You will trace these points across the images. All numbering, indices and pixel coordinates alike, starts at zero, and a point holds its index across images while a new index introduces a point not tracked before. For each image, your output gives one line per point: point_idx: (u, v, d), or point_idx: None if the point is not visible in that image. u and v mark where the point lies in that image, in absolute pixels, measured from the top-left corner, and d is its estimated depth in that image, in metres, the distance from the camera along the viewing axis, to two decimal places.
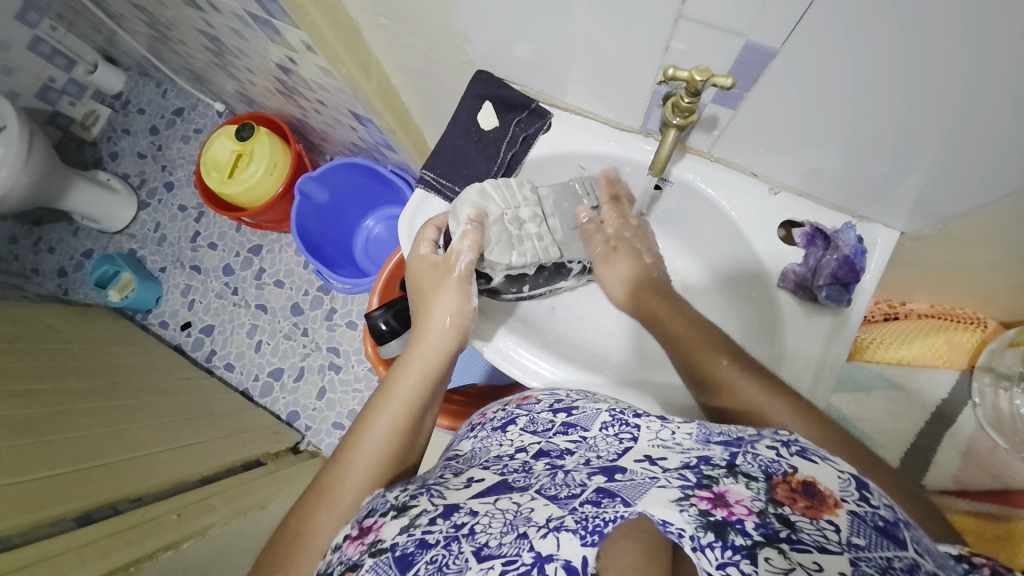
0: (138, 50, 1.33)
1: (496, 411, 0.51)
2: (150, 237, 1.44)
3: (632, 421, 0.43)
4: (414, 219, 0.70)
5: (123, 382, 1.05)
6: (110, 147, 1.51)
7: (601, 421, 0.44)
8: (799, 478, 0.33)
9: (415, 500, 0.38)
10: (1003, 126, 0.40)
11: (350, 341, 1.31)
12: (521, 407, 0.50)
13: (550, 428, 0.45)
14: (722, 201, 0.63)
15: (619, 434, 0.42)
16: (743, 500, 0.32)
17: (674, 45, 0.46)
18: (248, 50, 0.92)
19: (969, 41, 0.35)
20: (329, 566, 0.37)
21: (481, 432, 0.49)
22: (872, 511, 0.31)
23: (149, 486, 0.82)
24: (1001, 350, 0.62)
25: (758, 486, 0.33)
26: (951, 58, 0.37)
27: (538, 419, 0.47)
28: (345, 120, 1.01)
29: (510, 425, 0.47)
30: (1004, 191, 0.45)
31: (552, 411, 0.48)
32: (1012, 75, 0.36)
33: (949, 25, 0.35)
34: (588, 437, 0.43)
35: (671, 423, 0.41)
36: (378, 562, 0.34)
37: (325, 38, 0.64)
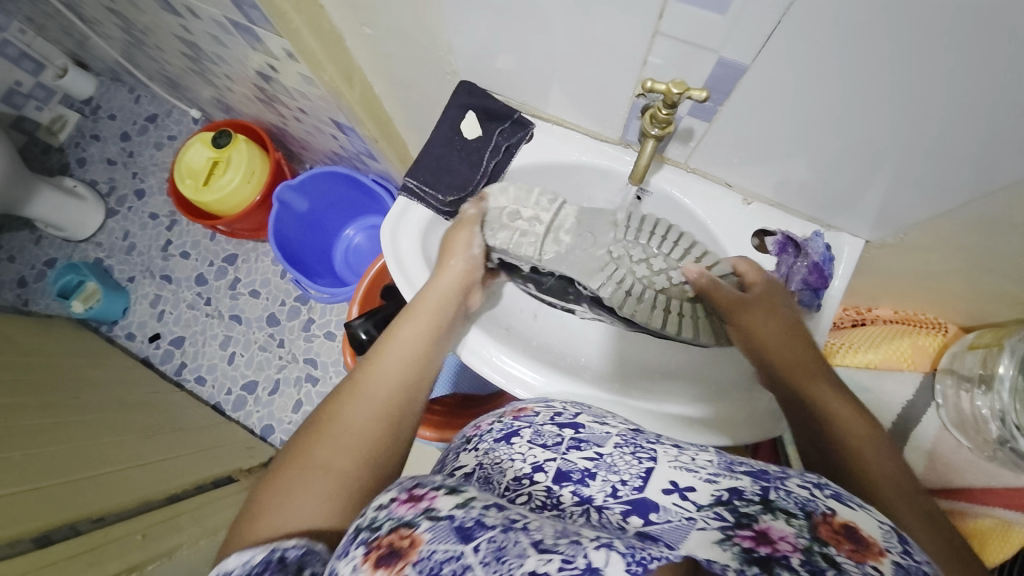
0: (112, 55, 1.30)
1: (493, 424, 0.43)
2: (118, 246, 1.39)
3: (647, 444, 0.38)
4: (397, 223, 0.69)
5: (86, 398, 1.00)
6: (79, 153, 1.46)
7: (614, 440, 0.38)
8: (840, 520, 0.31)
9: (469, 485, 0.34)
10: (957, 141, 0.43)
11: (328, 352, 1.29)
12: (521, 419, 0.42)
13: (561, 444, 0.38)
14: (698, 211, 0.65)
15: (637, 454, 0.37)
16: (786, 537, 0.30)
17: (651, 60, 0.48)
18: (227, 57, 0.91)
19: (924, 59, 0.38)
20: (374, 524, 0.32)
21: (480, 446, 0.41)
22: (916, 565, 0.29)
23: (114, 503, 0.78)
24: (962, 353, 0.64)
25: (799, 522, 0.30)
26: (907, 75, 0.39)
27: (544, 433, 0.40)
28: (326, 128, 1.00)
29: (514, 438, 0.40)
30: (959, 201, 0.48)
31: (557, 424, 0.41)
32: (960, 93, 0.39)
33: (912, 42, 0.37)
34: (604, 455, 0.37)
35: (688, 450, 0.37)
36: (436, 527, 0.29)
37: (307, 45, 0.64)
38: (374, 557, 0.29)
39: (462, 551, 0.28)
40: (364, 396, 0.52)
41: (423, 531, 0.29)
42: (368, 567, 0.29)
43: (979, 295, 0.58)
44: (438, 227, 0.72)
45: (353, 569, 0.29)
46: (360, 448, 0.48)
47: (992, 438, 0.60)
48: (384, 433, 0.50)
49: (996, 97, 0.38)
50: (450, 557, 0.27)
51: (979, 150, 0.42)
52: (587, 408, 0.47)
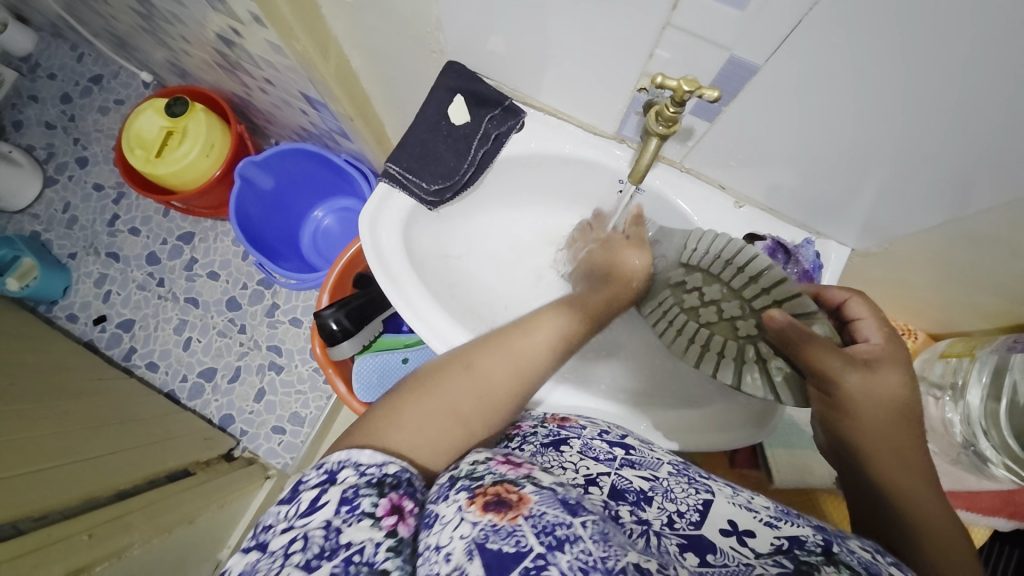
0: (50, 7, 1.17)
1: (537, 427, 0.50)
2: (57, 219, 1.26)
3: (701, 478, 0.42)
4: (377, 214, 0.65)
5: (23, 383, 0.91)
6: (11, 114, 1.32)
7: (668, 467, 0.43)
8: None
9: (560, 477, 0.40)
10: (958, 160, 0.43)
11: (294, 340, 1.23)
12: (568, 429, 0.48)
13: (613, 460, 0.44)
14: (689, 211, 0.64)
15: (693, 484, 0.41)
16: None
17: (658, 53, 0.45)
18: (185, 17, 0.82)
19: (936, 74, 0.37)
20: (474, 474, 0.39)
21: (527, 446, 0.47)
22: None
23: (54, 503, 0.72)
24: (932, 360, 0.66)
25: None
26: (917, 91, 0.39)
27: (594, 447, 0.45)
28: (296, 102, 0.93)
29: (563, 444, 0.46)
30: (946, 218, 0.49)
31: (607, 442, 0.46)
32: (970, 111, 0.38)
33: (926, 56, 0.36)
34: (660, 477, 0.42)
35: (744, 492, 0.41)
36: (541, 493, 0.36)
37: (280, 11, 0.58)
38: (481, 502, 0.35)
39: (571, 521, 0.33)
40: (505, 363, 0.50)
41: (530, 491, 0.36)
42: (475, 509, 0.35)
43: (951, 306, 0.60)
44: (420, 216, 0.68)
45: (458, 510, 0.35)
46: (478, 413, 0.47)
47: (957, 441, 0.65)
48: (503, 411, 0.48)
49: (996, 118, 0.38)
50: (560, 521, 0.33)
51: (981, 169, 0.42)
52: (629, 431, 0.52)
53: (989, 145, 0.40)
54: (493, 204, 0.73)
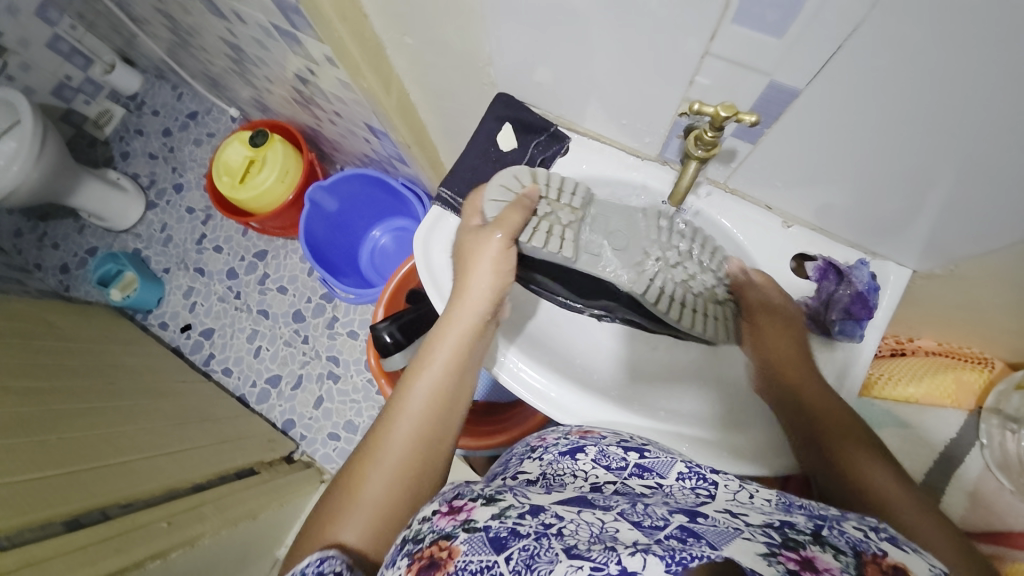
0: (158, 54, 1.35)
1: (560, 437, 0.49)
2: (156, 238, 1.44)
3: (708, 478, 0.42)
4: (429, 235, 0.70)
5: (119, 384, 1.04)
6: (122, 146, 1.52)
7: (677, 471, 0.43)
8: (889, 561, 0.30)
9: (502, 494, 0.36)
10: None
11: (351, 351, 1.31)
12: (587, 438, 0.49)
13: (624, 469, 0.44)
14: (734, 231, 0.64)
15: (695, 489, 0.40)
16: (832, 568, 0.28)
17: (697, 80, 0.47)
18: (269, 60, 0.93)
19: (987, 90, 0.36)
20: (418, 536, 0.35)
21: (546, 455, 0.47)
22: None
23: (142, 491, 0.81)
24: (1008, 392, 0.64)
25: (847, 559, 0.29)
26: (967, 109, 0.38)
27: (609, 454, 0.46)
28: (361, 132, 1.02)
29: (579, 451, 0.46)
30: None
31: (622, 448, 0.47)
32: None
33: (963, 81, 0.36)
34: (665, 485, 0.41)
35: (749, 487, 0.40)
36: (472, 539, 0.32)
37: (349, 52, 0.65)
38: (416, 568, 0.32)
39: (496, 560, 0.30)
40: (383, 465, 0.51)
41: (460, 543, 0.32)
42: None
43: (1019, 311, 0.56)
44: None
45: None
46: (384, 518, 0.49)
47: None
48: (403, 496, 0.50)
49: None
50: (484, 566, 0.30)
51: None
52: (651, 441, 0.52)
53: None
54: None
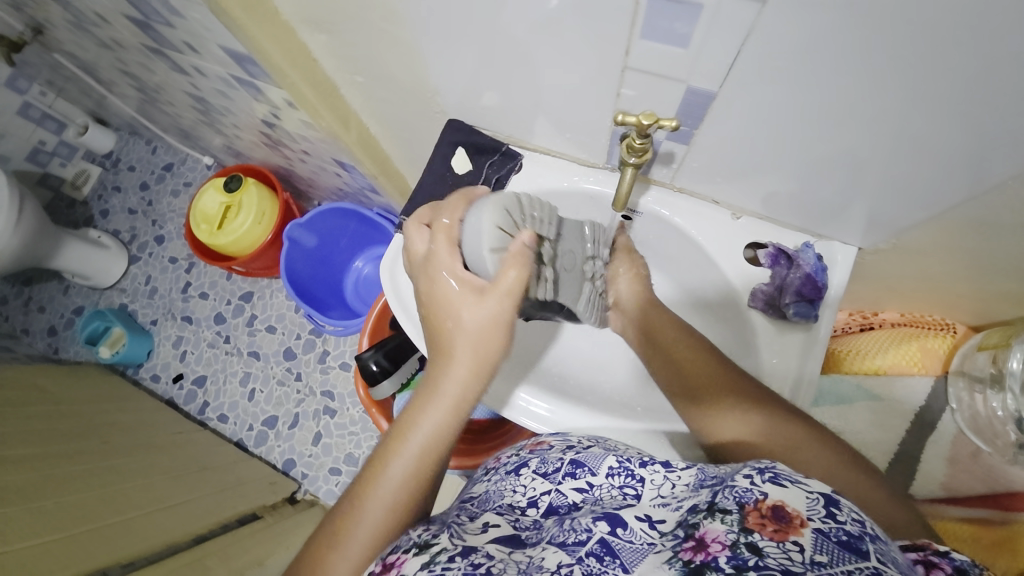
0: (128, 111, 1.38)
1: (511, 456, 0.55)
2: (141, 291, 1.45)
3: (637, 473, 0.46)
4: (395, 263, 0.72)
5: (114, 442, 1.04)
6: (101, 205, 1.54)
7: (608, 466, 0.47)
8: (768, 503, 0.35)
9: (435, 539, 0.42)
10: (945, 142, 0.43)
11: (345, 384, 1.31)
12: (533, 451, 0.53)
13: (559, 471, 0.49)
14: (687, 227, 0.67)
15: (623, 489, 0.45)
16: (718, 538, 0.34)
17: (625, 91, 0.51)
18: (234, 108, 0.96)
19: (879, 73, 0.40)
20: None
21: (495, 475, 0.53)
22: (837, 526, 0.33)
23: (142, 548, 0.80)
24: (972, 353, 0.72)
25: (731, 518, 0.35)
26: (867, 92, 0.42)
27: (548, 461, 0.51)
28: (330, 167, 1.04)
29: (523, 467, 0.51)
30: (961, 200, 0.48)
31: (561, 451, 0.52)
32: (935, 96, 0.40)
33: (857, 66, 0.40)
34: (595, 486, 0.46)
35: (674, 473, 0.45)
36: None
37: (305, 95, 0.67)
38: None
39: None
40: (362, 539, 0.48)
41: None
42: None
43: (977, 272, 0.58)
44: None
45: None
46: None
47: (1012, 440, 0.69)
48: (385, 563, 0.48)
49: (959, 92, 0.39)
50: None
51: (972, 150, 0.43)
52: (599, 440, 0.57)
53: (965, 113, 0.40)
54: None
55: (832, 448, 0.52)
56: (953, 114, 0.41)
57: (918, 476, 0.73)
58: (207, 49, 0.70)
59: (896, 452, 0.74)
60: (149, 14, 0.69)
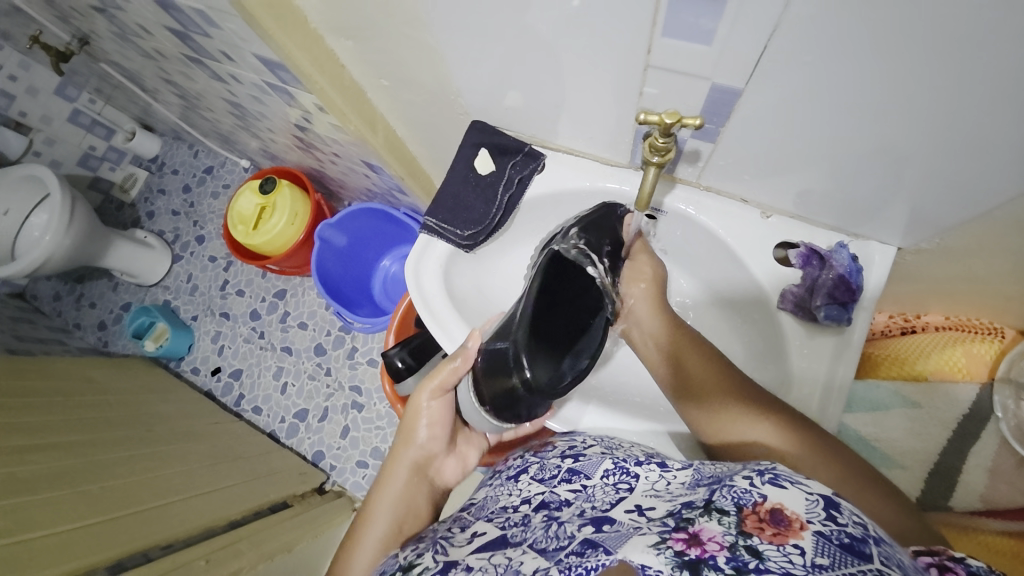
0: (171, 118, 1.45)
1: (514, 460, 0.58)
2: (183, 288, 1.52)
3: (631, 471, 0.49)
4: (419, 264, 0.74)
5: (157, 430, 1.10)
6: (147, 206, 1.62)
7: (603, 469, 0.50)
8: (767, 506, 0.36)
9: (420, 558, 0.44)
10: (1000, 134, 0.41)
11: (372, 379, 1.34)
12: (535, 455, 0.57)
13: (555, 477, 0.52)
14: (715, 227, 0.66)
15: (616, 486, 0.48)
16: (716, 538, 0.34)
17: (647, 90, 0.50)
18: (267, 113, 0.99)
19: (917, 66, 0.38)
20: None
21: (495, 481, 0.57)
22: (838, 528, 0.34)
23: (180, 532, 0.84)
24: (1018, 360, 0.69)
25: (729, 520, 0.35)
26: (903, 85, 0.40)
27: (546, 467, 0.54)
28: (359, 169, 1.07)
29: (521, 473, 0.54)
30: (1009, 195, 0.45)
31: (560, 457, 0.55)
32: (993, 82, 0.37)
33: (891, 58, 0.38)
34: (588, 486, 0.49)
35: (668, 474, 0.47)
36: None
37: (333, 100, 0.69)
38: None
39: None
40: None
41: None
42: None
43: (1018, 272, 0.55)
44: (458, 258, 0.75)
45: None
46: None
47: None
48: None
49: (1018, 85, 0.36)
50: None
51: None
52: (604, 441, 0.60)
53: (1016, 105, 0.38)
54: (526, 241, 0.79)
55: (835, 460, 0.52)
56: (1005, 107, 0.38)
57: (960, 487, 0.70)
58: (241, 58, 0.73)
59: (937, 461, 0.71)
60: (188, 25, 0.72)
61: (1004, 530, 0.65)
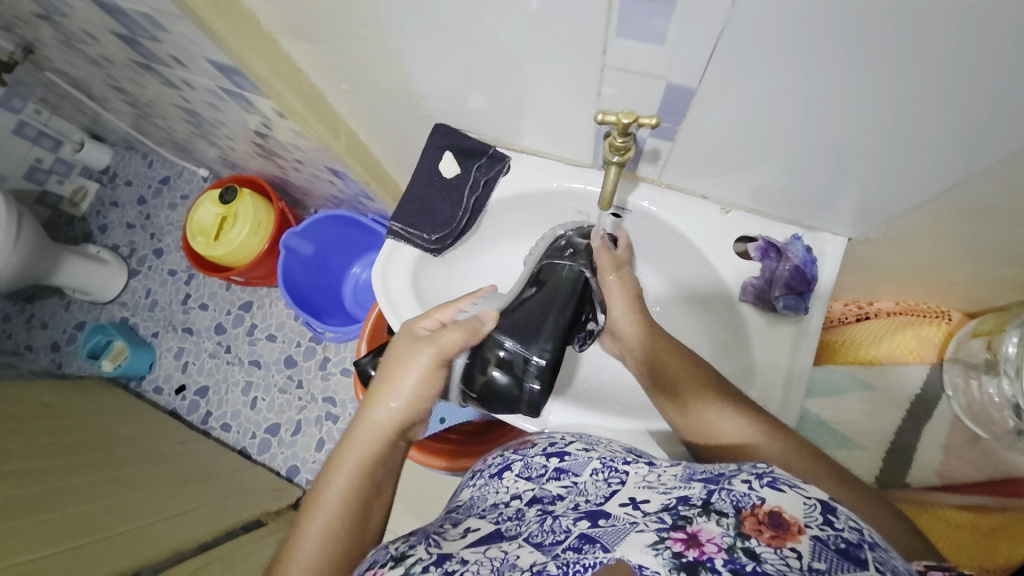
0: (122, 127, 1.38)
1: (494, 458, 0.58)
2: (141, 304, 1.45)
3: (621, 469, 0.49)
4: (386, 269, 0.73)
5: (119, 453, 1.05)
6: (100, 220, 1.55)
7: (591, 467, 0.50)
8: (765, 509, 0.37)
9: (412, 549, 0.42)
10: (939, 126, 0.43)
11: (346, 389, 1.31)
12: (516, 453, 0.56)
13: (543, 474, 0.52)
14: (677, 223, 0.68)
15: (608, 480, 0.48)
16: (714, 539, 0.36)
17: (606, 91, 0.51)
18: (225, 120, 0.96)
19: (855, 64, 0.40)
20: None
21: (478, 480, 0.56)
22: (834, 533, 0.35)
23: (150, 556, 0.80)
24: (966, 341, 0.71)
25: (728, 521, 0.37)
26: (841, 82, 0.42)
27: (531, 465, 0.53)
28: (324, 175, 1.05)
29: (505, 471, 0.54)
30: (947, 183, 0.48)
31: (544, 455, 0.54)
32: (929, 75, 0.39)
33: (832, 53, 0.40)
34: (579, 482, 0.49)
35: (658, 469, 0.48)
36: None
37: (292, 105, 0.67)
38: None
39: None
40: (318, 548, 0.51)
41: None
42: None
43: (961, 256, 0.59)
44: (427, 263, 0.74)
45: None
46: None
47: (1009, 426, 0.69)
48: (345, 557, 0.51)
49: (953, 79, 0.39)
50: None
51: (958, 133, 0.43)
52: (582, 437, 0.61)
53: (947, 98, 0.40)
54: (495, 242, 0.79)
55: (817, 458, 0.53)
56: (937, 101, 0.41)
57: (919, 463, 0.73)
58: (194, 63, 0.71)
59: (898, 439, 0.74)
60: (135, 29, 0.69)
61: (956, 503, 0.70)
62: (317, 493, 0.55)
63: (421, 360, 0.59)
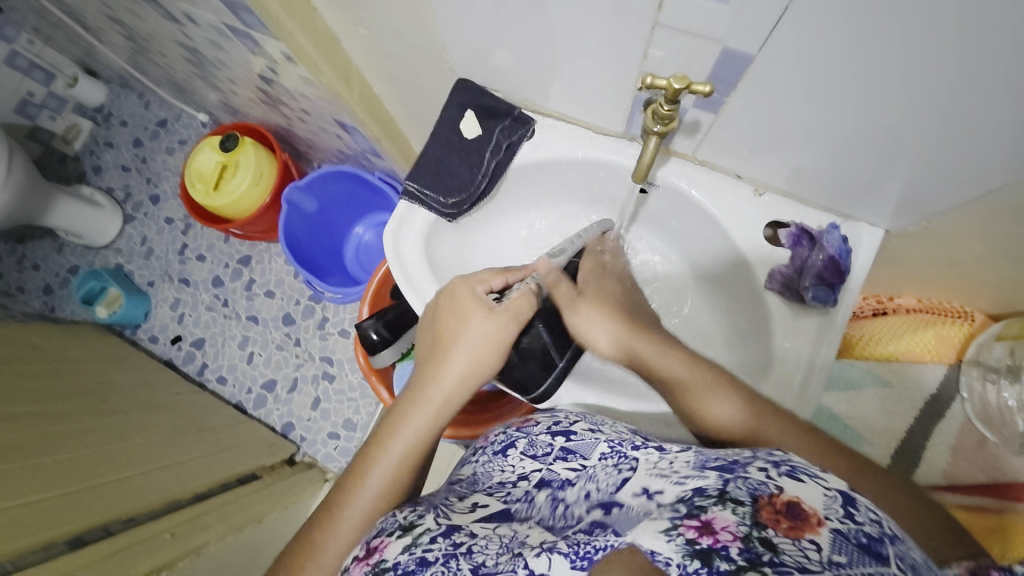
0: (118, 62, 1.31)
1: (499, 434, 0.57)
2: (137, 251, 1.42)
3: (630, 454, 0.48)
4: (399, 232, 0.70)
5: (115, 401, 1.04)
6: (93, 160, 1.49)
7: (600, 451, 0.50)
8: (784, 498, 0.35)
9: (421, 519, 0.42)
10: (994, 126, 0.40)
11: (344, 350, 1.30)
12: (522, 430, 0.56)
13: (550, 454, 0.51)
14: (706, 203, 0.65)
15: (618, 466, 0.47)
16: (729, 527, 0.34)
17: (652, 52, 0.47)
18: (229, 61, 0.90)
19: (927, 51, 0.37)
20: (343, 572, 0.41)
21: (483, 456, 0.55)
22: (856, 527, 0.33)
23: (143, 505, 0.80)
24: (989, 343, 0.72)
25: (744, 509, 0.35)
26: (907, 66, 0.39)
27: (537, 443, 0.53)
28: (331, 128, 1.00)
29: (511, 447, 0.54)
30: (994, 185, 0.46)
31: (551, 433, 0.54)
32: (1007, 71, 0.36)
33: (900, 37, 0.36)
34: (587, 466, 0.49)
35: (670, 454, 0.46)
36: None
37: (304, 49, 0.63)
38: None
39: None
40: (383, 480, 0.54)
41: None
42: None
43: (997, 258, 0.56)
44: (441, 228, 0.72)
45: None
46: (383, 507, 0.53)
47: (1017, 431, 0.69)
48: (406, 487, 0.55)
49: (1017, 80, 0.36)
50: None
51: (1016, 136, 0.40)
52: (588, 417, 0.59)
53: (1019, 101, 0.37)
54: (511, 211, 0.77)
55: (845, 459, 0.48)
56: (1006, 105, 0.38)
57: (923, 462, 0.73)
58: None
59: (900, 437, 0.74)
60: None
61: (958, 503, 0.70)
62: (385, 430, 0.57)
63: (493, 330, 0.62)
